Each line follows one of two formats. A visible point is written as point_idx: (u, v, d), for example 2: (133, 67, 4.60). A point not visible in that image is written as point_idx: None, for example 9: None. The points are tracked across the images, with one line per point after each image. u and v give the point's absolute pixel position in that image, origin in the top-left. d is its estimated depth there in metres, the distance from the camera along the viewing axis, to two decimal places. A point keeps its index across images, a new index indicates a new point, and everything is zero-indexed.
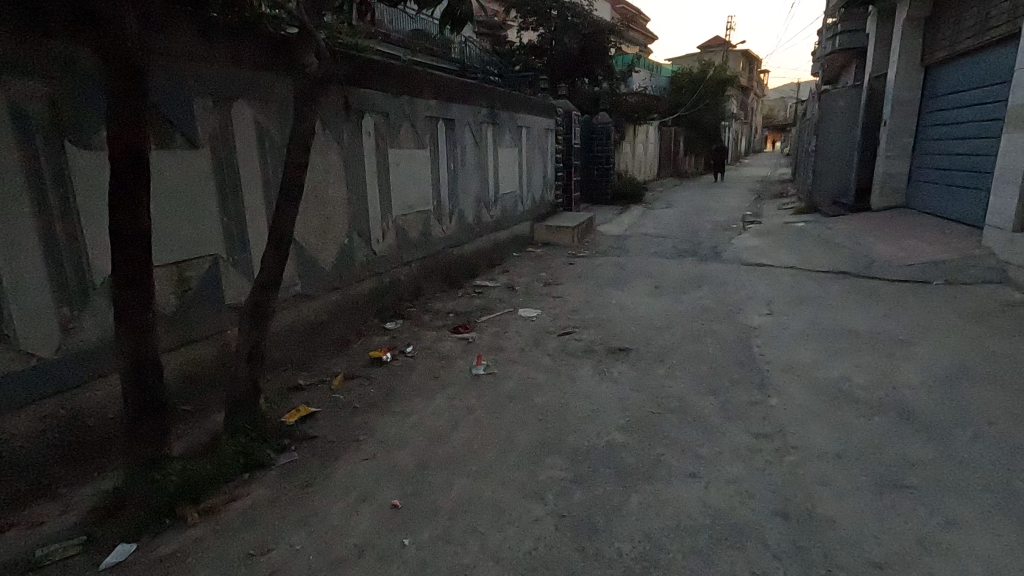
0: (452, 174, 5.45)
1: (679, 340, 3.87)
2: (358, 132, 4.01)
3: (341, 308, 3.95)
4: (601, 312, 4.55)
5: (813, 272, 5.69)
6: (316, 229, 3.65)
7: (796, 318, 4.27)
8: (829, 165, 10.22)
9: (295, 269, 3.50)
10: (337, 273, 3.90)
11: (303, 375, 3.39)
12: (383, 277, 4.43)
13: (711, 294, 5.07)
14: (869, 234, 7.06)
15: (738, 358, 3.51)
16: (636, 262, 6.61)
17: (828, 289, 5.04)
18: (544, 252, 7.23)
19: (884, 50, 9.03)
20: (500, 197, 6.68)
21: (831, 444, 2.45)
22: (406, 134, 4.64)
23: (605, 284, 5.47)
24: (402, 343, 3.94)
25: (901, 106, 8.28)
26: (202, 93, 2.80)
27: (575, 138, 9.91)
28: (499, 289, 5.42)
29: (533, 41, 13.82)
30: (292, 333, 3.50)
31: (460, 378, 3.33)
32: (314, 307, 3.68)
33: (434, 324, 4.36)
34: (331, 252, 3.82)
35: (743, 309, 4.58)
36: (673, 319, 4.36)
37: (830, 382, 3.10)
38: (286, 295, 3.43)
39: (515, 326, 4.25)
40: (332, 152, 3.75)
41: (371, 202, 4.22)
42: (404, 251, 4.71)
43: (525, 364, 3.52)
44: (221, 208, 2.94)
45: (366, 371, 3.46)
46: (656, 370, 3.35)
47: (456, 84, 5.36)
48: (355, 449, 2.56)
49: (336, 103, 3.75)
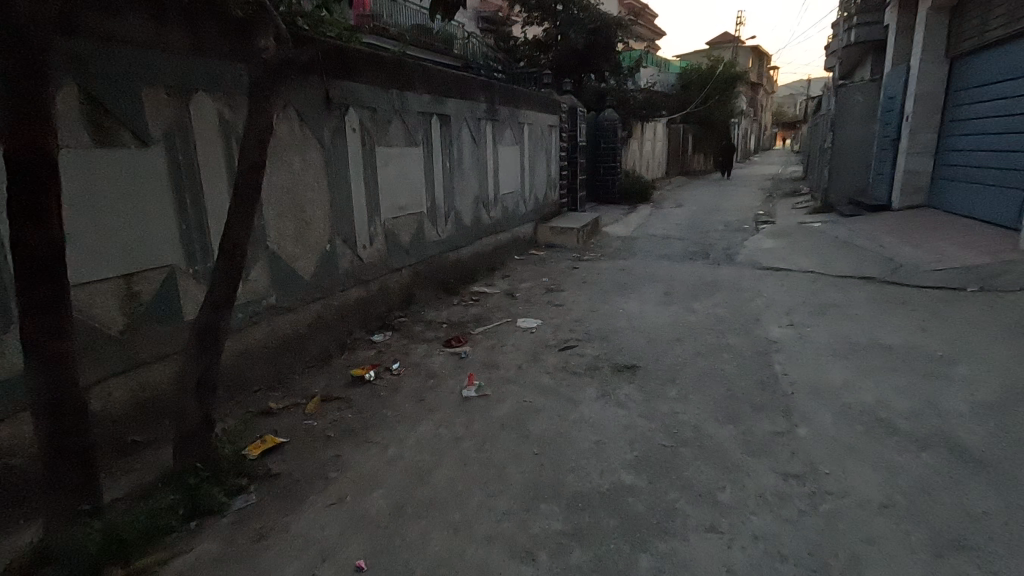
0: (447, 173, 5.12)
1: (693, 356, 3.53)
2: (341, 129, 3.68)
3: (322, 320, 3.64)
4: (607, 323, 4.20)
5: (834, 278, 5.31)
6: (293, 235, 3.34)
7: (820, 330, 3.91)
8: (847, 163, 9.80)
9: (268, 279, 3.18)
10: (318, 283, 3.58)
11: (276, 398, 3.08)
12: (370, 285, 4.11)
13: (725, 301, 4.72)
14: (892, 236, 6.67)
15: (758, 377, 3.16)
16: (644, 266, 6.26)
17: (852, 297, 4.67)
18: (547, 255, 6.90)
19: (905, 41, 8.59)
20: (501, 197, 6.35)
21: (874, 490, 2.10)
22: (396, 131, 4.31)
23: (611, 291, 5.13)
24: (389, 359, 3.62)
25: (924, 100, 7.85)
26: (153, 83, 2.48)
27: (581, 135, 9.54)
28: (498, 296, 5.09)
29: (537, 36, 13.47)
30: (266, 349, 3.19)
31: (448, 401, 3.00)
32: (291, 321, 3.37)
33: (426, 337, 4.03)
34: (310, 260, 3.50)
35: (761, 319, 4.23)
36: (685, 330, 4.02)
37: (865, 410, 2.74)
38: (258, 309, 3.12)
39: (513, 339, 3.91)
40: (310, 151, 3.42)
41: (356, 205, 3.89)
42: (395, 257, 4.39)
43: (522, 384, 3.19)
44: (178, 214, 2.63)
45: (345, 393, 3.13)
46: (667, 392, 3.01)
47: (452, 77, 5.03)
48: (321, 491, 2.23)
49: (315, 96, 3.42)
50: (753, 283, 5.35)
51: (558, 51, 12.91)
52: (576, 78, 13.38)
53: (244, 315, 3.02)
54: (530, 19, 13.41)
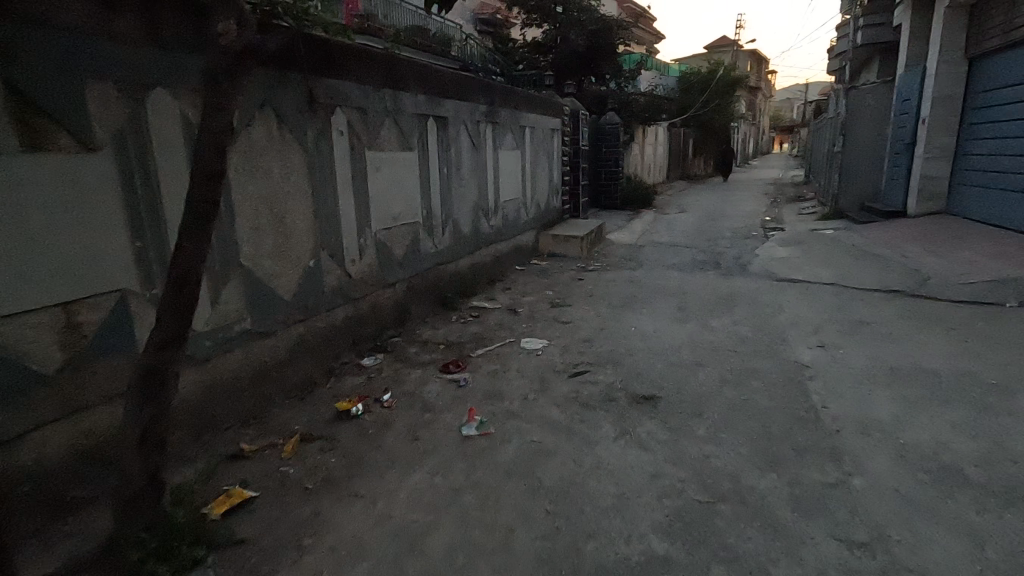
0: (444, 179, 4.77)
1: (718, 383, 3.17)
2: (327, 131, 3.32)
3: (305, 344, 3.27)
4: (620, 343, 3.85)
5: (858, 291, 4.97)
6: (271, 250, 2.97)
7: (855, 352, 3.56)
8: (858, 167, 9.49)
9: (242, 301, 2.81)
10: (301, 303, 3.22)
11: (249, 437, 2.70)
12: (360, 303, 3.75)
13: (745, 317, 4.37)
14: (913, 244, 6.34)
15: (794, 411, 2.81)
16: (654, 277, 5.92)
17: (882, 313, 4.33)
18: (550, 266, 6.55)
19: (919, 41, 8.31)
20: (501, 205, 6.01)
21: (960, 565, 1.74)
22: (389, 134, 3.96)
23: (621, 306, 4.78)
24: (380, 388, 3.25)
25: (942, 102, 7.54)
26: (100, 77, 2.11)
27: (582, 138, 9.21)
28: (500, 312, 4.72)
29: (536, 38, 13.16)
30: (239, 380, 2.82)
31: (445, 441, 2.63)
32: (269, 347, 3.01)
33: (421, 360, 3.67)
34: (291, 278, 3.13)
35: (787, 338, 3.87)
36: (706, 352, 3.66)
37: (924, 453, 2.38)
38: (230, 335, 2.75)
39: (517, 364, 3.55)
40: (291, 156, 3.07)
41: (344, 215, 3.53)
42: (388, 272, 4.03)
43: (530, 419, 2.82)
44: (131, 230, 2.27)
45: (328, 431, 2.76)
46: (694, 429, 2.65)
47: (450, 77, 4.68)
48: (293, 564, 1.86)
49: (296, 95, 3.07)
50: (772, 295, 5.01)
51: (558, 53, 12.61)
52: (576, 80, 13.07)
53: (213, 343, 2.66)
54: (530, 20, 13.11)
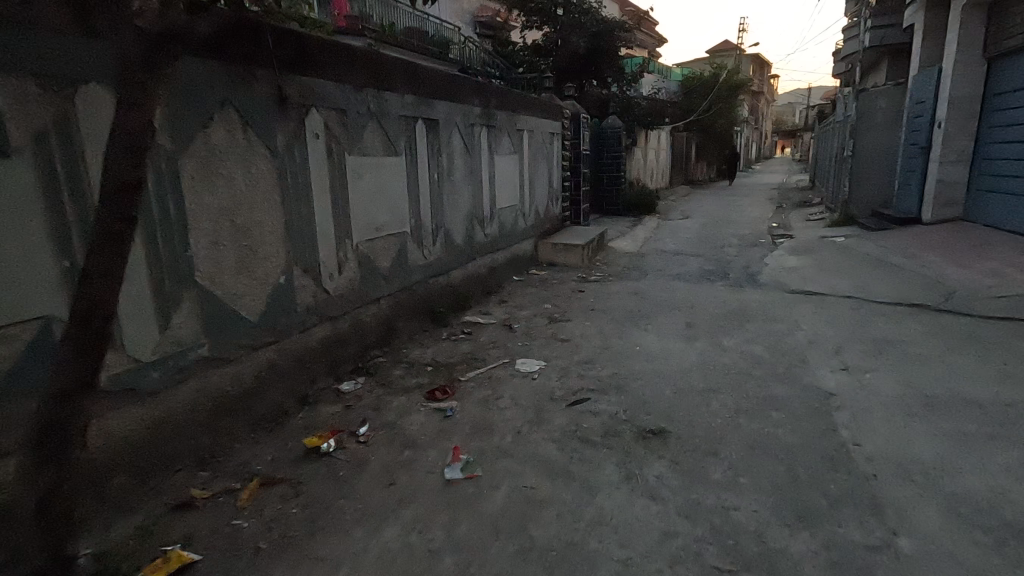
0: (435, 186, 4.46)
1: (733, 415, 2.84)
2: (300, 134, 3.02)
3: (275, 370, 2.95)
4: (623, 365, 3.53)
5: (878, 305, 4.66)
6: (234, 267, 2.66)
7: (883, 376, 3.23)
8: (868, 172, 9.17)
9: (198, 324, 2.49)
10: (270, 324, 2.90)
11: (203, 481, 2.38)
12: (339, 323, 3.43)
13: (759, 336, 4.04)
14: (933, 254, 6.01)
15: (823, 450, 2.47)
16: (658, 288, 5.61)
17: (907, 330, 4.01)
18: (549, 276, 6.22)
19: (933, 41, 8.01)
20: (497, 213, 5.70)
21: None
22: (372, 137, 3.65)
23: (625, 321, 4.46)
24: (358, 418, 2.93)
25: (959, 104, 7.23)
26: (16, 69, 1.80)
27: (584, 143, 8.91)
28: (494, 328, 4.41)
29: (536, 41, 12.89)
30: (195, 414, 2.50)
31: (426, 486, 2.31)
32: (232, 374, 2.69)
33: (405, 385, 3.34)
34: (257, 297, 2.81)
35: (806, 360, 3.54)
36: (718, 375, 3.34)
37: (980, 506, 2.05)
38: (184, 364, 2.43)
39: (510, 390, 3.22)
40: (258, 162, 2.76)
41: (321, 226, 3.21)
42: (371, 287, 3.71)
43: (523, 457, 2.50)
44: (57, 247, 1.95)
45: (293, 473, 2.43)
46: (709, 473, 2.32)
47: (441, 77, 4.38)
48: None
49: (264, 94, 2.76)
50: (786, 310, 4.69)
51: (559, 56, 12.32)
52: (578, 83, 12.76)
53: (161, 374, 2.34)
54: (530, 22, 12.83)
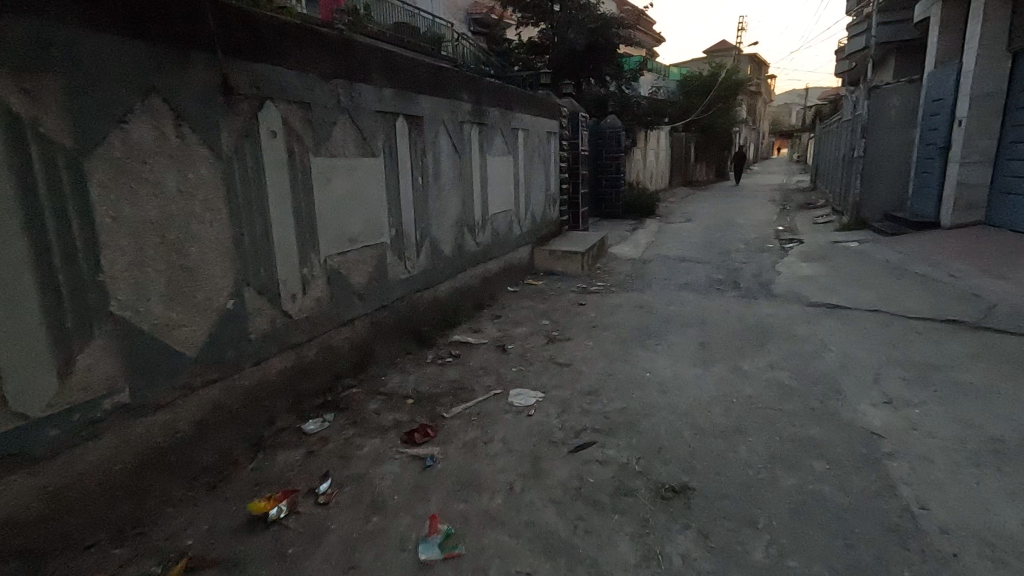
0: (419, 190, 3.98)
1: (767, 464, 2.38)
2: (252, 132, 2.55)
3: (220, 412, 2.47)
4: (633, 398, 3.07)
5: (910, 321, 4.22)
6: (164, 292, 2.18)
7: (935, 413, 2.78)
8: (880, 173, 8.74)
9: (115, 365, 2.02)
10: (213, 358, 2.42)
11: (117, 564, 1.92)
12: (303, 350, 2.95)
13: (782, 359, 3.59)
14: (961, 262, 5.58)
15: (883, 517, 2.02)
16: (666, 300, 5.17)
17: (949, 352, 3.57)
18: (546, 287, 5.77)
19: (951, 35, 7.58)
20: (490, 219, 5.23)
21: None
22: (344, 136, 3.18)
23: (632, 340, 4.01)
24: (319, 470, 2.45)
25: (981, 101, 6.81)
26: None
27: (583, 142, 8.45)
28: (485, 349, 3.94)
29: (533, 38, 12.46)
30: (113, 475, 2.03)
31: (395, 570, 1.84)
32: (163, 423, 2.20)
33: (380, 423, 2.87)
34: (198, 327, 2.34)
35: (842, 390, 3.09)
36: (742, 410, 2.89)
37: None
38: (96, 417, 1.96)
39: (502, 430, 2.76)
40: (196, 165, 2.29)
41: (279, 239, 2.74)
42: (343, 307, 3.24)
43: (517, 527, 2.03)
44: None
45: (230, 551, 1.96)
46: (747, 552, 1.86)
47: (424, 69, 3.92)
48: None
49: (203, 84, 2.29)
50: (809, 326, 4.25)
51: (556, 53, 11.88)
52: (575, 81, 12.28)
53: (61, 431, 1.86)
54: (526, 19, 12.40)
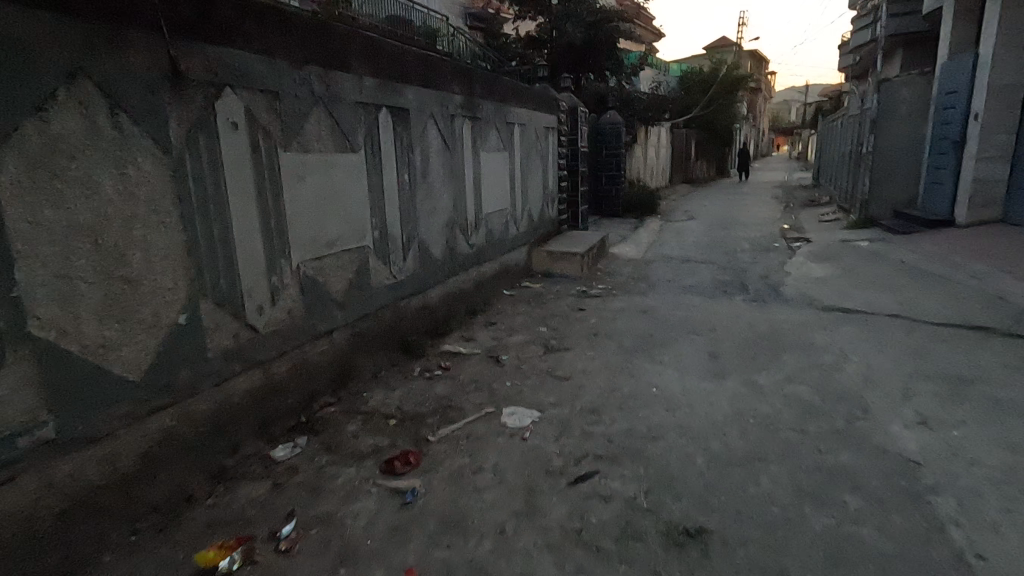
0: (405, 188, 3.68)
1: (794, 500, 2.09)
2: (207, 124, 2.24)
3: (173, 442, 2.17)
4: (639, 417, 2.78)
5: (934, 328, 3.93)
6: (98, 307, 1.88)
7: (977, 436, 2.49)
8: (889, 170, 8.44)
9: (35, 396, 1.71)
10: (162, 381, 2.12)
11: None
12: (272, 368, 2.66)
13: (800, 371, 3.30)
14: (982, 263, 5.29)
15: (935, 568, 1.73)
16: (671, 304, 4.88)
17: (981, 363, 3.29)
18: (544, 290, 5.48)
19: (966, 25, 7.28)
20: (484, 219, 4.94)
21: None
22: (318, 130, 2.88)
23: (636, 350, 3.72)
24: (283, 509, 2.15)
25: (998, 94, 6.53)
26: None
27: (581, 138, 8.07)
28: (477, 360, 3.65)
29: (531, 32, 12.15)
30: (34, 526, 1.72)
31: None
32: (99, 459, 1.90)
33: (358, 449, 2.58)
34: (143, 347, 2.04)
35: (869, 408, 2.80)
36: (760, 432, 2.60)
37: None
38: (11, 457, 1.66)
39: (493, 457, 2.46)
40: (138, 161, 1.99)
41: (242, 245, 2.44)
42: (319, 318, 2.94)
43: None
44: None
45: None
46: None
47: (409, 57, 3.61)
48: None
49: (145, 67, 1.99)
50: (825, 333, 3.96)
51: (555, 47, 11.58)
52: (574, 76, 11.99)
53: None
54: (524, 13, 12.09)
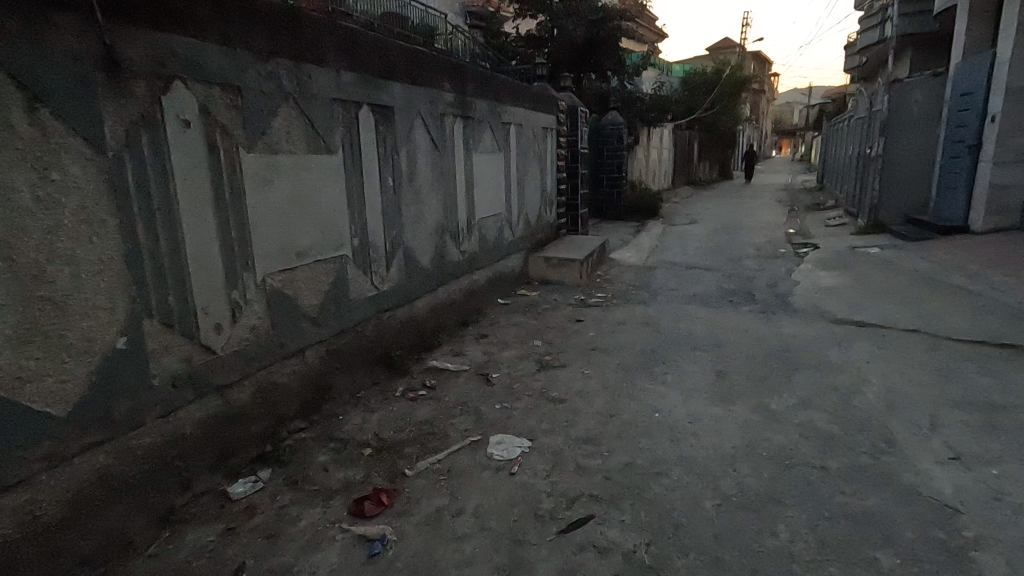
0: (388, 193, 3.41)
1: (818, 556, 1.82)
2: (152, 121, 1.98)
3: (110, 483, 1.90)
4: (640, 449, 2.51)
5: (958, 345, 3.65)
6: (12, 333, 1.61)
7: (1019, 476, 2.22)
8: (900, 174, 8.16)
9: None
10: (97, 414, 1.86)
11: None
12: (232, 393, 2.39)
13: (816, 395, 3.02)
14: (1003, 273, 5.02)
15: None
16: (673, 316, 4.61)
17: (1012, 386, 3.02)
18: (540, 299, 5.21)
19: (981, 25, 7.01)
20: (477, 224, 4.67)
21: None
22: (288, 129, 2.62)
23: (637, 369, 3.44)
24: (233, 562, 1.89)
25: (1016, 96, 6.26)
26: None
27: (581, 139, 7.67)
28: (466, 378, 3.38)
29: (531, 31, 11.90)
30: None
31: None
32: (14, 509, 1.63)
33: (326, 485, 2.31)
34: (71, 376, 1.78)
35: (895, 440, 2.53)
36: (776, 469, 2.32)
37: None
38: None
39: (475, 497, 2.20)
40: (65, 163, 1.72)
41: (196, 257, 2.18)
42: (288, 337, 2.67)
43: None
44: None
45: None
46: None
47: (394, 50, 3.35)
48: None
49: (74, 55, 1.73)
50: (841, 350, 3.68)
51: (556, 46, 11.36)
52: (575, 75, 11.82)
53: None
54: (524, 10, 11.83)
